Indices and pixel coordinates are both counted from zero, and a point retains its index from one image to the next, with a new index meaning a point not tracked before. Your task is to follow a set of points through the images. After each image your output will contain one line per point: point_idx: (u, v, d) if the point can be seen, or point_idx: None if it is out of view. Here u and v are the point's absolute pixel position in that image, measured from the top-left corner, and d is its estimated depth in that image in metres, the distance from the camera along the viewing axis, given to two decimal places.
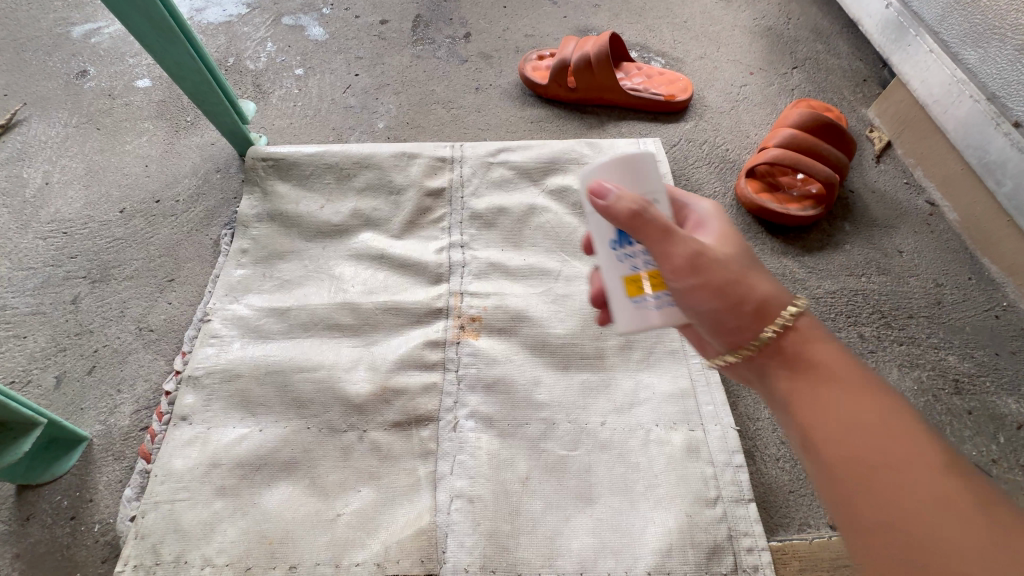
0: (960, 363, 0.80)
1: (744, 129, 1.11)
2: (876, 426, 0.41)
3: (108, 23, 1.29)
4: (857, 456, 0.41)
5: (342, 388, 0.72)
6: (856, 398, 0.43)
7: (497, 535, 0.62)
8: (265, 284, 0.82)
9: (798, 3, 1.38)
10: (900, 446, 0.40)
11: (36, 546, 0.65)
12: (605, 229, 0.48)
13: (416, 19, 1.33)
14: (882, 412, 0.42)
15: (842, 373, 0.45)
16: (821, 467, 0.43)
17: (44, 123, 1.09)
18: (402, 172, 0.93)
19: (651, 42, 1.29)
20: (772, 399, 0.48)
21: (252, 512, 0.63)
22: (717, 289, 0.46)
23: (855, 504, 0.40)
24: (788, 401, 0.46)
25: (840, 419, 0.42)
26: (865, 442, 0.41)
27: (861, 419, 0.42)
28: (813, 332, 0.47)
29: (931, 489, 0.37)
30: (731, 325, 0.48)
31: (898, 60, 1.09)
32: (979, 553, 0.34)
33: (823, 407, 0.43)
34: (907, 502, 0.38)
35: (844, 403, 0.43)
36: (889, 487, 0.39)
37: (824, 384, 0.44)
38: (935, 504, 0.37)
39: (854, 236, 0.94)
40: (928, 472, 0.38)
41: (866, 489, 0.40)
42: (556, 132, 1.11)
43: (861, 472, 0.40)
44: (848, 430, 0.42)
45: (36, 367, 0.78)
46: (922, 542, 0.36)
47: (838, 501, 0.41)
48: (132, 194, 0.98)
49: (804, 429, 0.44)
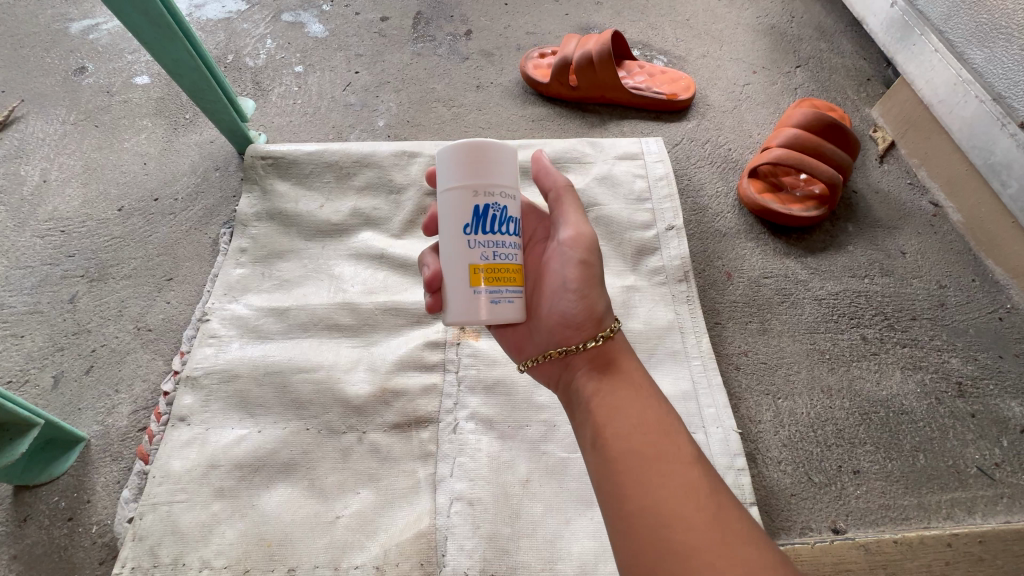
0: (963, 365, 0.79)
1: (746, 128, 1.10)
2: (651, 426, 0.47)
3: (106, 19, 1.28)
4: (632, 446, 0.46)
5: (341, 389, 0.72)
6: (642, 402, 0.49)
7: (497, 538, 0.62)
8: (263, 284, 0.82)
9: (801, 2, 1.37)
10: (665, 444, 0.46)
11: (33, 548, 0.64)
12: (458, 213, 0.48)
13: (416, 16, 1.32)
14: (654, 415, 0.48)
15: (635, 380, 0.51)
16: (602, 456, 0.47)
17: (42, 120, 1.08)
18: (403, 171, 0.92)
19: (654, 40, 1.28)
20: (575, 396, 0.52)
21: (250, 514, 0.63)
22: (588, 275, 0.54)
23: (622, 487, 0.44)
24: (589, 398, 0.51)
25: (628, 417, 0.48)
26: (640, 436, 0.46)
27: (643, 418, 0.48)
28: (621, 349, 0.54)
29: (678, 479, 0.43)
30: (569, 324, 0.54)
31: (903, 59, 1.08)
32: (703, 536, 0.40)
33: (617, 406, 0.49)
34: (663, 489, 0.43)
35: (634, 404, 0.49)
36: (647, 474, 0.44)
37: (625, 387, 0.50)
38: (679, 492, 0.42)
39: (857, 237, 0.93)
40: (682, 466, 0.44)
41: (631, 475, 0.44)
42: (558, 131, 1.11)
43: (631, 459, 0.45)
44: (633, 425, 0.47)
45: (34, 366, 0.78)
46: (668, 523, 0.41)
47: (608, 483, 0.45)
48: (130, 192, 0.97)
49: (595, 422, 0.49)
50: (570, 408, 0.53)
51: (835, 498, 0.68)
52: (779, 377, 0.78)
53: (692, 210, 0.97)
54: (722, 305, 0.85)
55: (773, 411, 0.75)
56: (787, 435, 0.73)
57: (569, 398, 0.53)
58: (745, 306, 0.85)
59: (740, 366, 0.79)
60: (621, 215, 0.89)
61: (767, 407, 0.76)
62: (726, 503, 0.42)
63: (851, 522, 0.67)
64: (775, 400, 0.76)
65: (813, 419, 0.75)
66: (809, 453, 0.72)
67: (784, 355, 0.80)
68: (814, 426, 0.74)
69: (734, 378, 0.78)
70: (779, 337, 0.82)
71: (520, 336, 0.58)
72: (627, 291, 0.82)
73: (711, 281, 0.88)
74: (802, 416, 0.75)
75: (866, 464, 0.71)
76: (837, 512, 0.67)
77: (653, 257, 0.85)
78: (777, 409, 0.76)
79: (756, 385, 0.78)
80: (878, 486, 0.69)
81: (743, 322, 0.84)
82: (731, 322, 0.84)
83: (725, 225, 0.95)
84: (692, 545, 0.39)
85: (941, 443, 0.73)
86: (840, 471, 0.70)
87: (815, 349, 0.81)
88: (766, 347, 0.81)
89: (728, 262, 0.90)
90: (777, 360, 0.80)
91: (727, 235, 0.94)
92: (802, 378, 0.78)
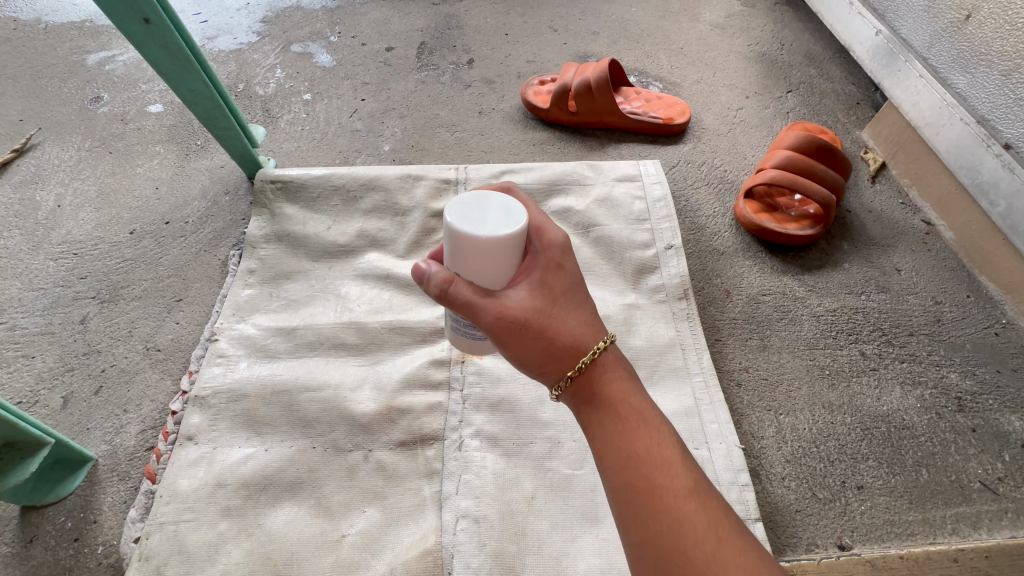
0: (962, 380, 0.80)
1: (741, 151, 1.14)
2: (645, 456, 0.45)
3: (122, 51, 1.33)
4: (626, 485, 0.45)
5: (349, 406, 0.73)
6: (633, 430, 0.46)
7: (503, 556, 0.62)
8: (271, 305, 0.83)
9: (791, 30, 1.42)
10: (661, 478, 0.44)
11: (38, 569, 0.64)
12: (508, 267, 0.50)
13: (421, 46, 1.37)
14: (646, 442, 0.46)
15: (626, 402, 0.48)
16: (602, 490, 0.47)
17: (58, 147, 1.12)
18: (407, 194, 0.95)
19: (649, 68, 1.33)
20: None
21: (257, 533, 0.63)
22: (533, 342, 0.48)
23: (622, 522, 0.45)
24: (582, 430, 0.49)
25: (620, 450, 0.46)
26: (633, 470, 0.45)
27: (634, 449, 0.46)
28: (611, 370, 0.49)
29: (676, 517, 0.42)
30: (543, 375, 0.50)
31: (889, 84, 1.12)
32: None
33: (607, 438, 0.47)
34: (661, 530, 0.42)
35: (628, 437, 0.46)
36: (644, 512, 0.43)
37: (614, 415, 0.48)
38: (677, 530, 0.42)
39: (852, 255, 0.96)
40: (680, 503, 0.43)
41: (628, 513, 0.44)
42: (558, 155, 1.14)
43: (625, 497, 0.45)
44: (626, 461, 0.45)
45: (44, 387, 0.79)
46: (665, 560, 0.41)
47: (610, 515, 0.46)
48: (143, 216, 0.99)
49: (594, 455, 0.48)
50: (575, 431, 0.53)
51: (840, 514, 0.69)
52: (780, 393, 0.79)
53: (690, 230, 0.99)
54: (722, 322, 0.87)
55: (776, 426, 0.76)
56: (790, 450, 0.74)
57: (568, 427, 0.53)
58: (745, 322, 0.87)
59: (741, 382, 0.80)
60: (620, 235, 0.91)
61: (769, 423, 0.76)
62: (724, 537, 0.41)
63: (856, 538, 0.67)
64: (778, 415, 0.77)
65: (815, 434, 0.75)
66: (812, 469, 0.72)
67: (785, 371, 0.81)
68: (817, 441, 0.75)
69: (736, 394, 0.79)
70: (779, 353, 0.83)
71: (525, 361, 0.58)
72: (628, 309, 0.83)
73: (711, 298, 0.90)
74: (804, 431, 0.75)
75: (870, 479, 0.71)
76: (842, 528, 0.68)
77: (653, 275, 0.87)
78: (779, 425, 0.76)
79: (758, 401, 0.78)
80: (882, 501, 0.70)
81: (743, 339, 0.85)
82: (731, 339, 0.85)
83: (723, 243, 0.97)
84: None
85: (944, 458, 0.73)
86: (844, 487, 0.71)
87: (815, 365, 0.82)
88: (766, 363, 0.82)
89: (727, 280, 0.92)
90: (778, 376, 0.81)
91: (725, 253, 0.96)
92: (803, 393, 0.79)
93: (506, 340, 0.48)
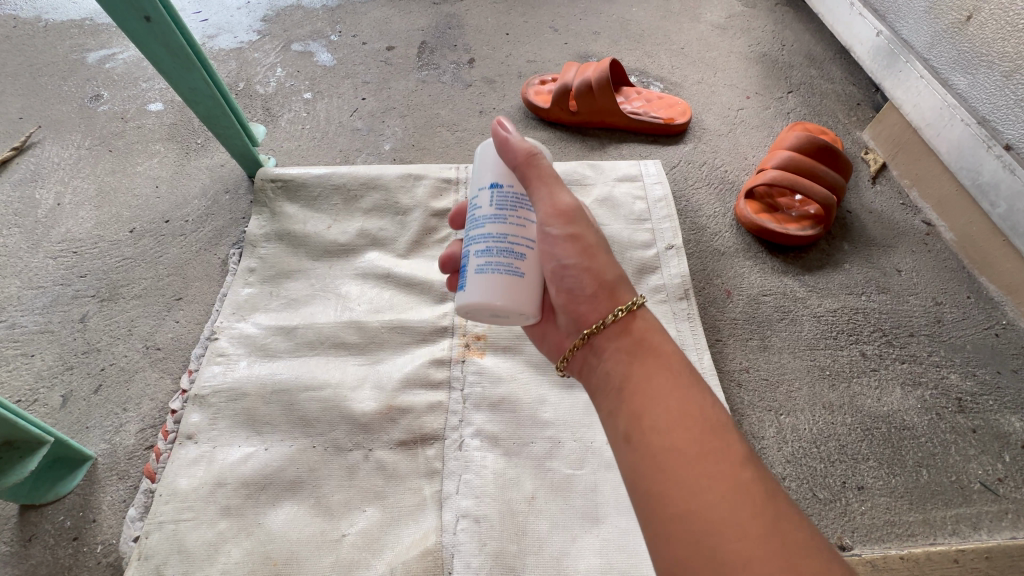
0: (962, 381, 0.80)
1: (742, 151, 1.14)
2: (695, 419, 0.44)
3: (122, 50, 1.33)
4: (674, 443, 0.43)
5: (349, 406, 0.72)
6: (681, 392, 0.46)
7: (503, 556, 0.62)
8: (271, 304, 0.83)
9: (792, 30, 1.42)
10: (714, 442, 0.43)
11: (37, 568, 0.64)
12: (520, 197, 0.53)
13: (421, 45, 1.37)
14: (694, 404, 0.45)
15: (669, 363, 0.48)
16: (638, 454, 0.44)
17: (58, 145, 1.12)
18: (408, 193, 0.95)
19: (650, 68, 1.33)
20: (603, 383, 0.50)
21: (257, 532, 0.63)
22: (581, 249, 0.52)
23: (663, 489, 0.42)
24: (619, 382, 0.49)
25: (665, 409, 0.45)
26: (682, 431, 0.43)
27: (681, 409, 0.45)
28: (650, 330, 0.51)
29: (728, 482, 0.40)
30: (582, 298, 0.52)
31: (890, 85, 1.12)
32: (758, 544, 0.37)
33: (650, 397, 0.46)
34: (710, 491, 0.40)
35: (676, 393, 0.46)
36: (694, 477, 0.41)
37: (658, 373, 0.47)
38: (730, 495, 0.39)
39: (853, 256, 0.95)
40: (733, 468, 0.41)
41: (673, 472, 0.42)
42: (559, 154, 1.14)
43: (671, 456, 0.42)
44: (673, 421, 0.44)
45: (43, 386, 0.79)
46: (717, 528, 0.38)
47: (646, 482, 0.43)
48: (142, 214, 0.99)
49: (631, 416, 0.46)
50: (596, 395, 0.51)
51: (840, 515, 0.69)
52: (780, 393, 0.79)
53: (690, 230, 0.99)
54: (723, 323, 0.87)
55: (776, 426, 0.76)
56: (790, 451, 0.74)
57: (595, 384, 0.52)
58: (745, 323, 0.87)
59: (742, 383, 0.80)
60: (621, 235, 0.91)
61: (769, 423, 0.76)
62: (782, 509, 0.39)
63: (857, 539, 0.67)
64: (778, 415, 0.77)
65: (816, 434, 0.75)
66: (813, 469, 0.72)
67: (785, 372, 0.81)
68: (817, 442, 0.75)
69: (737, 394, 0.79)
70: (780, 353, 0.83)
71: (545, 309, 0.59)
72: None
73: (711, 298, 0.90)
74: (804, 431, 0.75)
75: (870, 479, 0.71)
76: (843, 528, 0.68)
77: (654, 275, 0.87)
78: (779, 425, 0.76)
79: (758, 402, 0.78)
80: (883, 501, 0.70)
81: (744, 339, 0.85)
82: (731, 339, 0.85)
83: (724, 243, 0.97)
84: (747, 557, 0.36)
85: (944, 458, 0.73)
86: (845, 487, 0.71)
87: (815, 365, 0.82)
88: (767, 363, 0.82)
89: (728, 280, 0.92)
90: (778, 377, 0.81)
91: (725, 253, 0.96)
92: (803, 394, 0.79)
93: (566, 242, 0.51)
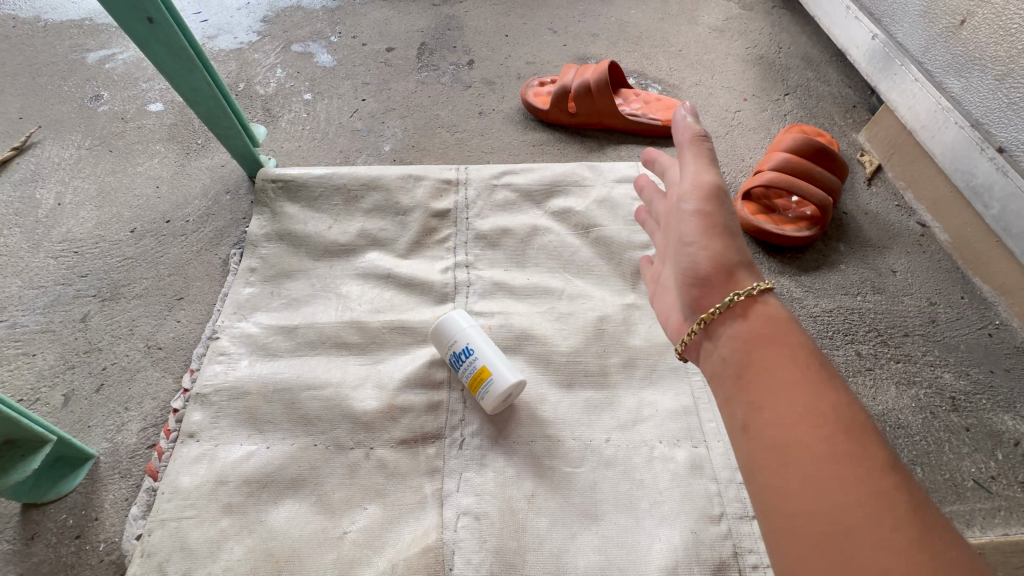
0: (956, 380, 0.81)
1: (739, 153, 1.15)
2: (824, 414, 0.43)
3: (122, 50, 1.33)
4: (797, 437, 0.43)
5: (350, 405, 0.73)
6: (807, 386, 0.45)
7: (504, 553, 0.62)
8: (272, 303, 0.84)
9: (788, 33, 1.44)
10: (848, 441, 0.41)
11: (40, 566, 0.65)
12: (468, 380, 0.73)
13: (421, 47, 1.38)
14: (823, 400, 0.44)
15: (794, 356, 0.48)
16: (756, 444, 0.45)
17: (58, 145, 1.12)
18: (408, 193, 0.95)
19: (648, 70, 1.34)
20: (721, 371, 0.52)
21: (259, 530, 0.63)
22: (709, 226, 0.58)
23: (784, 482, 0.42)
24: (738, 370, 0.50)
25: (789, 401, 0.45)
26: (810, 424, 0.43)
27: (808, 403, 0.44)
28: (773, 316, 0.52)
29: (869, 485, 0.39)
30: (705, 273, 0.56)
31: (885, 88, 1.13)
32: (896, 553, 0.35)
33: (772, 388, 0.47)
34: (843, 488, 0.39)
35: (803, 382, 0.45)
36: (820, 472, 0.41)
37: (781, 363, 0.48)
38: (863, 496, 0.38)
39: (848, 256, 0.97)
40: (872, 471, 0.39)
41: (800, 468, 0.42)
42: (558, 156, 1.15)
43: (797, 451, 0.42)
44: (798, 415, 0.44)
45: (45, 385, 0.79)
46: (846, 529, 0.38)
47: (765, 474, 0.44)
48: (143, 214, 1.00)
49: (750, 407, 0.47)
50: (712, 384, 0.54)
51: None
52: None
53: None
54: None
55: None
56: None
57: (710, 371, 0.54)
58: None
59: None
60: (620, 236, 0.92)
61: None
62: (931, 523, 0.37)
63: None
64: None
65: None
66: None
67: None
68: None
69: None
70: None
71: (666, 287, 0.63)
72: (627, 308, 0.84)
73: None
74: None
75: None
76: None
77: None
78: None
79: None
80: None
81: None
82: None
83: None
84: (883, 566, 0.35)
85: (938, 456, 0.74)
86: None
87: None
88: None
89: None
90: None
91: None
92: None
93: (700, 218, 0.58)
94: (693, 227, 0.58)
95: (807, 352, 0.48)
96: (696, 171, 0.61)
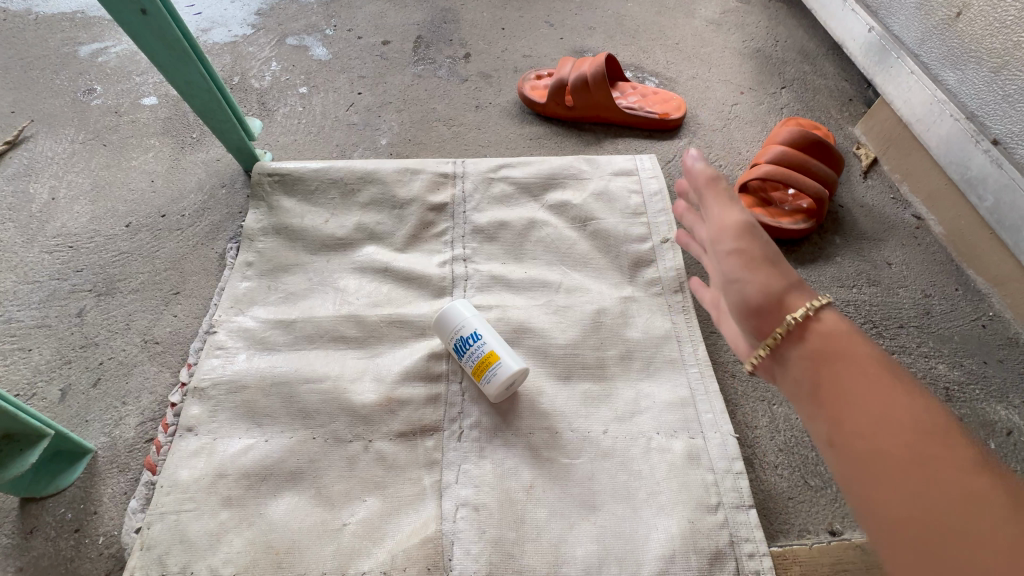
0: (950, 371, 0.82)
1: (736, 146, 1.15)
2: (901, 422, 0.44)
3: (115, 43, 1.32)
4: (881, 449, 0.44)
5: (348, 398, 0.73)
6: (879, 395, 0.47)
7: (503, 543, 0.63)
8: (269, 297, 0.83)
9: (785, 26, 1.43)
10: (930, 447, 0.42)
11: (39, 560, 0.65)
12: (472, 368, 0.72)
13: (417, 40, 1.37)
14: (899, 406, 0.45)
15: (865, 366, 0.49)
16: (846, 459, 0.47)
17: (51, 139, 1.11)
18: (405, 187, 0.95)
19: (645, 63, 1.34)
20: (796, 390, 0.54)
21: (258, 522, 0.64)
22: (746, 259, 0.60)
23: (879, 493, 0.44)
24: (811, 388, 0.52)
25: (867, 414, 0.46)
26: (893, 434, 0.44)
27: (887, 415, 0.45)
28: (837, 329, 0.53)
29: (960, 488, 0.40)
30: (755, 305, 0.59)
31: (881, 81, 1.14)
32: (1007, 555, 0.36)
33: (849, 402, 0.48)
34: (937, 495, 0.40)
35: (877, 394, 0.47)
36: (913, 482, 0.42)
37: (855, 376, 0.49)
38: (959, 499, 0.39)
39: (844, 249, 0.97)
40: (965, 475, 0.40)
41: (893, 480, 0.43)
42: (555, 149, 1.15)
43: (886, 463, 0.44)
44: (879, 428, 0.45)
45: (41, 379, 0.79)
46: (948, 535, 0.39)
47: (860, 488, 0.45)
48: (138, 209, 0.99)
49: (831, 422, 0.49)
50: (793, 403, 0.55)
51: (830, 501, 0.70)
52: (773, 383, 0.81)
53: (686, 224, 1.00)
54: None
55: (769, 416, 0.78)
56: (783, 439, 0.75)
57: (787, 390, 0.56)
58: None
59: (735, 373, 0.82)
60: (617, 229, 0.92)
61: (762, 413, 0.78)
62: None
63: (847, 524, 0.68)
64: (770, 405, 0.79)
65: None
66: (805, 457, 0.74)
67: None
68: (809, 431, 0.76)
69: (730, 385, 0.80)
70: None
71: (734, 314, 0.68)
72: (624, 301, 0.84)
73: None
74: (797, 421, 0.77)
75: None
76: (833, 514, 0.69)
77: (649, 268, 0.88)
78: (772, 415, 0.78)
79: (751, 392, 0.80)
80: None
81: None
82: None
83: None
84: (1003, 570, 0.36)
85: None
86: None
87: None
88: None
89: None
90: None
91: None
92: None
93: (735, 253, 0.61)
94: (733, 264, 0.61)
95: (875, 361, 0.50)
96: (721, 214, 0.64)
